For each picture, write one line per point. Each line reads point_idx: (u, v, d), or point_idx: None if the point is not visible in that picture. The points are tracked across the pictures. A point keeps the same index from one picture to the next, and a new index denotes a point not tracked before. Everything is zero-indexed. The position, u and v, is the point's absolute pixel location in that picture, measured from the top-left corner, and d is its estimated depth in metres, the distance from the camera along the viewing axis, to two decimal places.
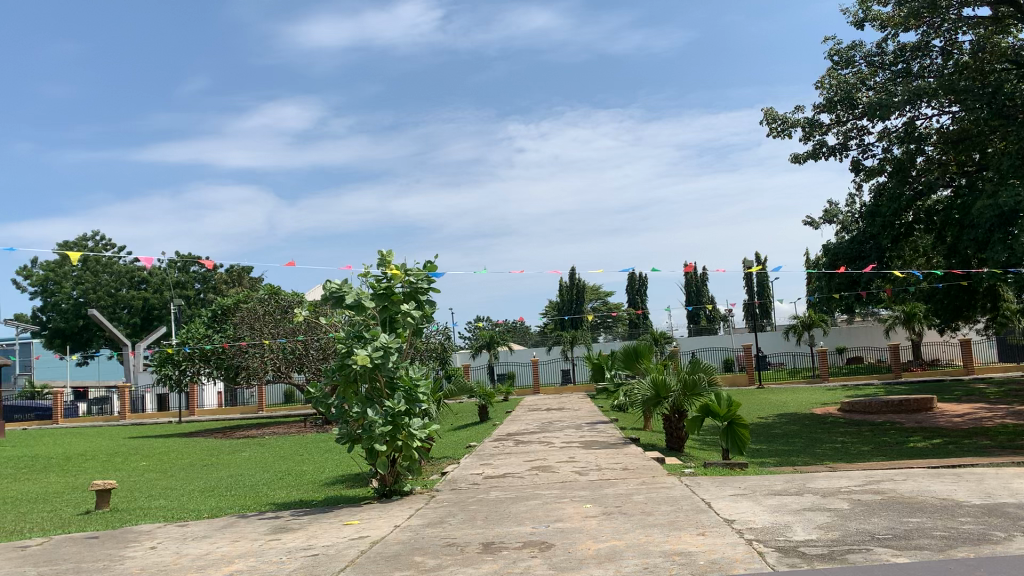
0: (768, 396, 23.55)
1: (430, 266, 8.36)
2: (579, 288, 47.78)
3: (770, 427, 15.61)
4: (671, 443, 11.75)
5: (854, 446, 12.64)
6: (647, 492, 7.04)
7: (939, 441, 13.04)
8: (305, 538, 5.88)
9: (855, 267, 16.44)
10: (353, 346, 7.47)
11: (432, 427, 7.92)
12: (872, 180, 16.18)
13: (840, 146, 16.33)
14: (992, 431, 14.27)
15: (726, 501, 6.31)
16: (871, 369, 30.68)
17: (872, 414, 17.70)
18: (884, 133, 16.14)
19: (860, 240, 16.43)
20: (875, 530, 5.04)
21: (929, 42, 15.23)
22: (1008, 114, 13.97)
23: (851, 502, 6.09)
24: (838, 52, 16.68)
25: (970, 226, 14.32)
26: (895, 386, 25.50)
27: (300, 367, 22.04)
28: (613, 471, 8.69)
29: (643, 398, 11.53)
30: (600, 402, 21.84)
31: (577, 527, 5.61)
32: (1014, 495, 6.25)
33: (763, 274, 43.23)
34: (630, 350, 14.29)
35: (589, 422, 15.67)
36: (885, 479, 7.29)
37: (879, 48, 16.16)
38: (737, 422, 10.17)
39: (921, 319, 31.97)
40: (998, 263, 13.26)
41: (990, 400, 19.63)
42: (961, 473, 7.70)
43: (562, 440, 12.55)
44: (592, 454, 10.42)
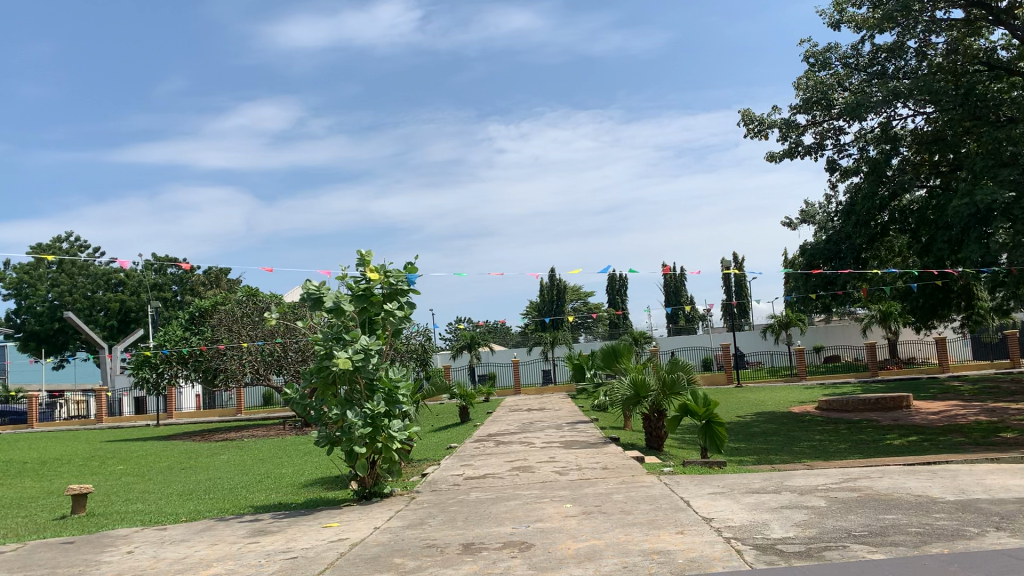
0: (747, 395, 23.72)
1: (409, 267, 8.35)
2: (560, 288, 47.88)
3: (749, 426, 15.72)
4: (651, 442, 11.80)
5: (831, 444, 12.76)
6: (627, 491, 7.07)
7: (915, 439, 13.19)
8: (284, 541, 5.86)
9: (832, 267, 16.58)
10: (333, 348, 7.43)
11: (412, 429, 7.91)
12: (848, 180, 16.33)
13: (816, 146, 16.47)
14: (967, 428, 14.45)
15: (704, 499, 6.35)
16: (848, 367, 30.97)
17: (849, 412, 17.88)
18: (859, 134, 16.30)
19: (836, 240, 16.59)
20: (852, 527, 5.09)
21: (904, 44, 15.40)
22: (982, 115, 14.17)
23: (828, 499, 6.15)
24: (814, 53, 16.82)
25: (944, 225, 14.50)
26: (872, 385, 25.74)
27: (279, 369, 21.97)
28: (593, 470, 8.72)
29: (623, 397, 11.56)
30: (580, 402, 21.90)
31: (556, 527, 5.62)
32: (988, 491, 6.34)
33: (742, 273, 43.53)
34: (609, 349, 14.35)
35: (570, 422, 15.71)
36: (862, 477, 7.36)
37: (854, 50, 16.31)
38: (715, 421, 10.23)
39: (897, 318, 32.31)
40: (973, 263, 13.43)
41: (965, 397, 19.87)
42: (936, 470, 7.79)
43: (542, 440, 12.57)
44: (572, 454, 10.45)
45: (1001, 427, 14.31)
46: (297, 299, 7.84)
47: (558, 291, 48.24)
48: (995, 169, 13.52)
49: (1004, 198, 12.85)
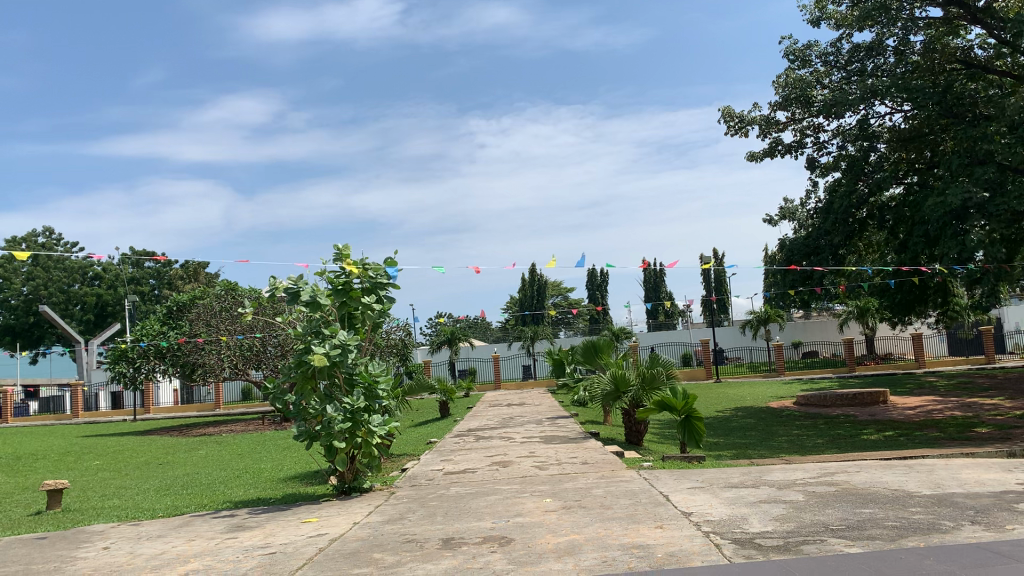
0: (726, 390, 23.87)
1: (389, 262, 8.31)
2: (541, 283, 47.94)
3: (728, 420, 15.81)
4: (631, 438, 11.82)
5: (809, 439, 12.88)
6: (606, 486, 7.09)
7: (891, 433, 13.33)
8: (263, 536, 5.82)
9: (810, 263, 16.68)
10: (312, 343, 7.39)
11: (392, 424, 7.88)
12: (827, 177, 16.44)
13: (795, 143, 16.57)
14: (943, 423, 14.63)
15: (683, 494, 6.38)
16: (825, 363, 31.24)
17: (827, 407, 18.05)
18: (838, 131, 16.41)
19: (815, 236, 16.71)
20: (830, 522, 5.12)
21: (882, 42, 15.51)
22: (958, 113, 14.33)
23: (805, 494, 6.19)
24: (794, 50, 16.91)
25: (921, 222, 14.66)
26: (848, 380, 26.00)
27: (258, 363, 21.87)
28: (573, 465, 8.74)
29: (602, 392, 11.59)
30: (561, 397, 21.95)
31: (536, 521, 5.62)
32: (963, 486, 6.41)
33: (721, 269, 43.83)
34: (590, 345, 14.38)
35: (550, 418, 15.73)
36: (839, 471, 7.42)
37: (834, 48, 16.41)
38: (694, 415, 10.30)
39: (875, 314, 32.62)
40: (949, 259, 13.59)
41: (941, 393, 20.10)
42: (911, 465, 7.87)
43: (521, 435, 12.57)
44: (552, 449, 10.46)
45: (975, 422, 14.50)
46: (275, 293, 7.78)
47: (538, 286, 48.26)
48: (971, 167, 13.67)
49: (980, 195, 13.00)
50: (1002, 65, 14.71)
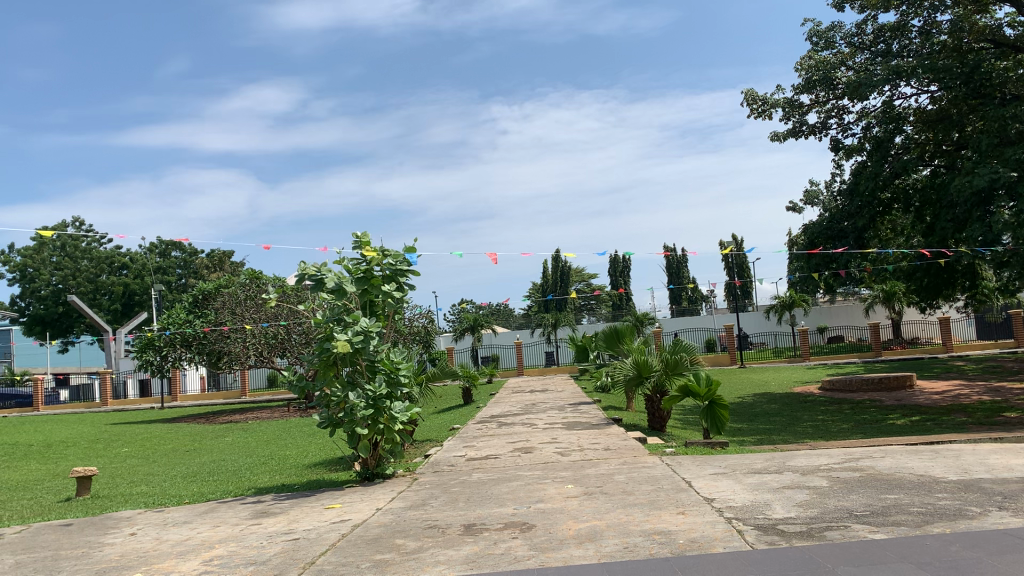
0: (750, 376, 23.78)
1: (409, 249, 8.30)
2: (563, 269, 47.86)
3: (752, 406, 15.73)
4: (654, 424, 11.75)
5: (834, 424, 12.78)
6: (628, 472, 7.08)
7: (919, 419, 13.20)
8: (286, 522, 5.86)
9: (832, 246, 16.51)
10: (334, 330, 7.43)
11: (414, 410, 7.89)
12: (852, 159, 16.22)
13: (819, 125, 16.35)
14: (971, 408, 14.46)
15: (706, 479, 6.36)
16: (852, 348, 30.92)
17: (852, 392, 17.90)
18: (863, 113, 16.19)
19: (839, 220, 16.51)
20: (854, 508, 5.08)
21: (908, 22, 15.23)
22: (986, 93, 14.04)
23: (829, 479, 6.14)
24: (818, 33, 16.67)
25: (948, 205, 14.42)
26: (874, 365, 25.83)
27: (283, 351, 22.00)
28: (595, 451, 8.74)
29: (625, 377, 11.60)
30: (584, 383, 21.89)
31: (558, 507, 5.61)
32: (990, 471, 6.33)
33: (743, 254, 43.61)
34: (612, 331, 14.35)
35: (573, 404, 15.74)
36: (864, 457, 7.36)
37: (858, 29, 16.15)
38: (718, 402, 10.25)
39: (901, 298, 32.35)
40: (977, 242, 13.36)
41: (968, 377, 19.85)
42: (939, 450, 7.78)
43: (544, 422, 12.57)
44: (575, 435, 10.46)
45: (1004, 407, 14.32)
46: (296, 282, 7.82)
47: (561, 272, 48.19)
48: (1000, 148, 13.39)
49: (1008, 177, 12.75)
50: None
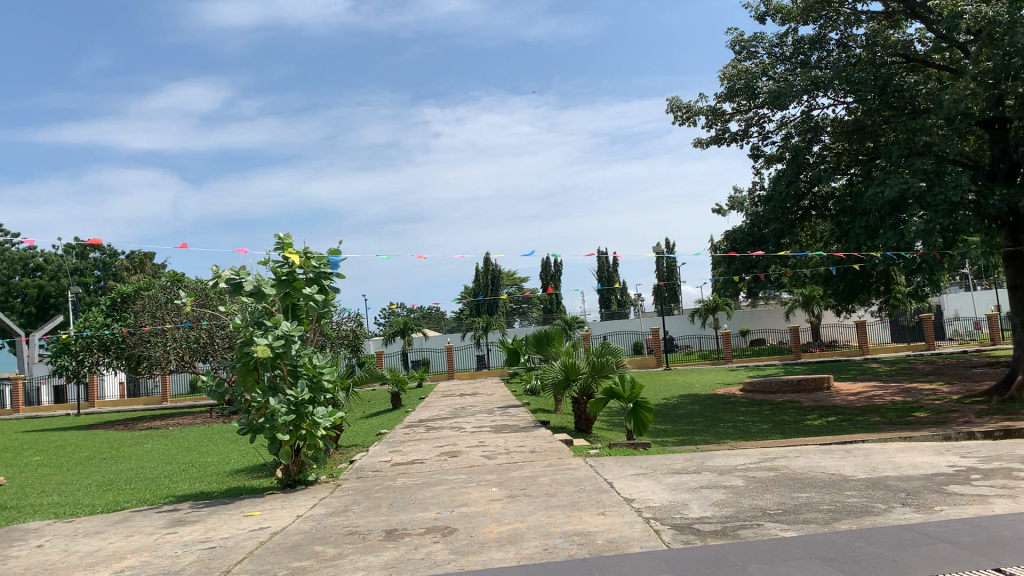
0: (675, 377, 24.23)
1: (333, 252, 8.20)
2: (495, 273, 47.98)
3: (676, 407, 16.04)
4: (580, 426, 11.90)
5: (754, 424, 13.13)
6: (551, 474, 7.14)
7: (834, 419, 13.63)
8: (204, 530, 5.75)
9: (752, 251, 16.96)
10: (254, 334, 7.31)
11: (337, 416, 7.82)
12: (772, 167, 16.69)
13: (741, 133, 16.78)
14: (884, 409, 15.00)
15: (627, 480, 6.46)
16: (773, 350, 31.77)
17: (772, 393, 18.41)
18: (783, 123, 16.67)
19: (758, 226, 16.97)
20: (767, 506, 5.22)
21: (826, 36, 15.74)
22: (899, 106, 14.65)
23: (745, 479, 6.31)
24: (740, 43, 17.08)
25: (862, 213, 14.98)
26: (793, 367, 26.60)
27: (205, 356, 21.49)
28: (520, 454, 8.79)
29: (553, 380, 11.67)
30: (513, 386, 21.99)
31: (481, 511, 5.63)
32: (896, 469, 6.60)
33: (671, 258, 44.44)
34: (541, 334, 14.43)
35: (501, 407, 15.80)
36: (779, 456, 7.58)
37: (779, 40, 16.60)
38: (642, 404, 10.40)
39: (819, 302, 33.39)
40: (889, 249, 13.89)
41: (881, 379, 20.61)
42: (849, 449, 8.06)
43: (472, 425, 12.59)
44: (502, 438, 10.50)
45: (914, 407, 14.91)
46: (216, 284, 7.66)
47: (492, 275, 48.29)
48: (909, 159, 13.97)
49: (917, 187, 13.30)
50: (941, 59, 15.05)
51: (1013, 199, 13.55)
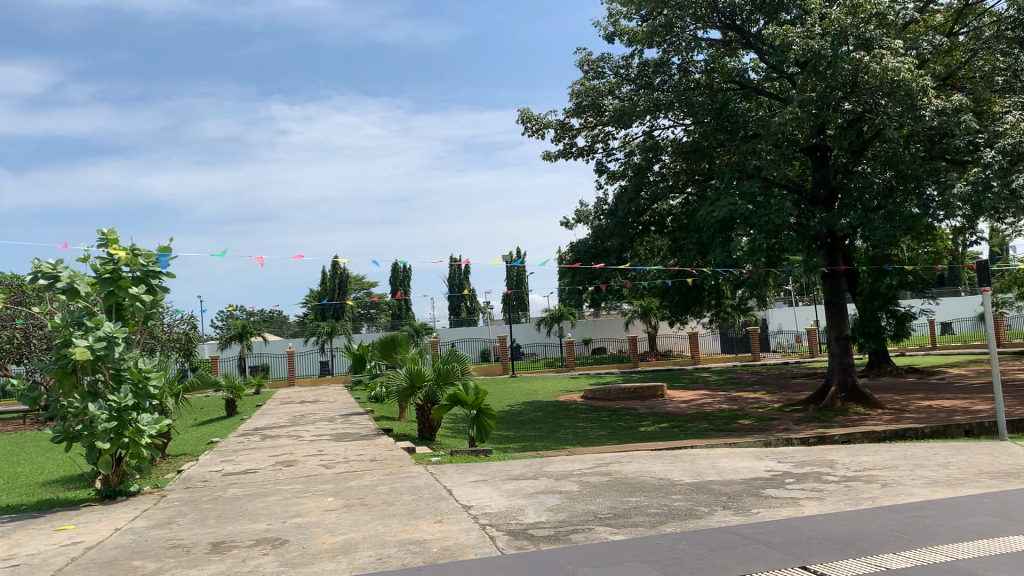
0: (519, 384, 24.62)
1: (164, 249, 7.79)
2: (342, 277, 47.16)
3: (519, 414, 16.27)
4: (423, 433, 11.84)
5: (592, 431, 13.52)
6: (390, 483, 7.06)
7: (667, 425, 14.26)
8: (6, 547, 5.29)
9: (594, 262, 17.48)
10: (73, 335, 6.82)
11: (164, 423, 7.41)
12: (615, 182, 17.28)
13: (587, 148, 17.29)
14: (712, 415, 15.83)
15: (465, 487, 6.48)
16: (613, 359, 32.89)
17: (611, 401, 19.04)
18: (626, 140, 17.30)
19: (600, 239, 17.52)
20: (598, 511, 5.38)
21: (669, 60, 16.48)
22: (732, 130, 15.54)
23: (580, 484, 6.48)
24: (589, 62, 17.61)
25: (696, 229, 15.76)
26: (631, 376, 27.58)
27: (19, 359, 19.89)
28: (360, 462, 8.65)
29: (397, 387, 11.57)
30: (357, 393, 21.64)
31: (315, 521, 5.49)
32: (719, 473, 6.97)
33: (519, 268, 45.18)
34: (387, 340, 14.28)
35: (344, 414, 15.50)
36: (613, 462, 7.83)
37: (625, 62, 17.23)
38: (484, 411, 10.48)
39: (657, 313, 34.89)
40: (719, 265, 14.68)
41: (712, 387, 21.75)
42: (678, 454, 8.44)
43: (312, 433, 12.27)
44: (342, 446, 10.29)
45: (739, 414, 15.82)
46: (29, 280, 7.09)
47: (339, 280, 47.43)
48: (740, 181, 14.83)
49: (745, 208, 14.12)
50: (772, 88, 16.07)
51: (830, 222, 14.65)
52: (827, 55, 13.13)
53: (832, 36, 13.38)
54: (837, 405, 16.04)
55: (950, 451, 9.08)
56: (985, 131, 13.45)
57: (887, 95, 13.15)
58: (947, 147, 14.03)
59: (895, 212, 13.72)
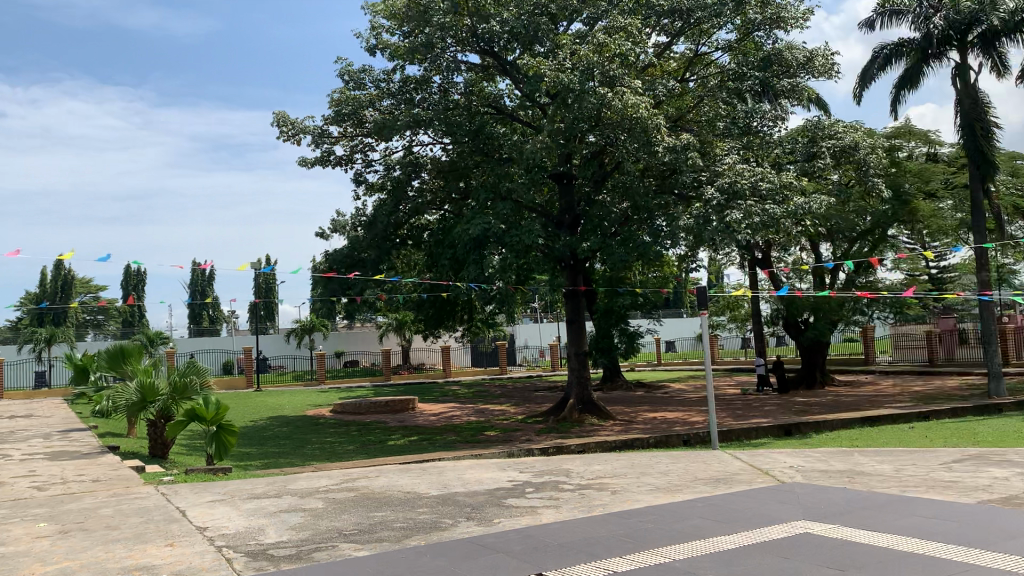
0: (265, 398, 23.69)
1: None
2: (67, 279, 42.89)
3: (263, 429, 15.64)
4: (155, 451, 11.03)
5: (340, 445, 13.30)
6: (115, 505, 6.50)
7: (415, 439, 14.36)
8: None
9: (349, 273, 17.28)
10: None
11: None
12: (373, 194, 17.21)
13: (346, 157, 17.09)
14: (460, 428, 16.17)
15: (201, 508, 6.11)
16: (365, 372, 32.63)
17: (360, 414, 18.85)
18: (385, 153, 17.31)
19: (355, 250, 17.36)
20: (343, 527, 5.30)
21: (429, 78, 16.72)
22: (487, 151, 16.06)
23: (324, 501, 6.35)
24: (350, 72, 17.45)
25: (451, 245, 16.08)
26: (382, 389, 27.53)
27: None
28: (80, 484, 7.88)
29: (127, 403, 10.68)
30: (78, 408, 19.72)
31: (22, 550, 4.92)
32: (464, 486, 7.13)
33: (269, 276, 43.61)
34: (117, 349, 13.16)
35: (62, 430, 14.04)
36: (360, 477, 7.76)
37: (386, 75, 17.26)
38: (225, 427, 9.96)
39: (410, 327, 35.13)
40: (471, 281, 15.07)
41: (460, 401, 22.23)
42: (425, 468, 8.53)
43: (22, 452, 11.00)
44: (59, 466, 9.32)
45: (485, 427, 16.30)
46: None
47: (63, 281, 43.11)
48: (493, 201, 15.33)
49: (497, 227, 14.61)
50: (525, 115, 16.81)
51: (574, 245, 15.54)
52: (575, 88, 13.95)
53: (580, 72, 14.23)
54: (574, 417, 16.94)
55: (671, 459, 9.95)
56: (707, 170, 14.96)
57: (627, 131, 14.20)
58: (675, 183, 15.41)
59: (631, 239, 14.86)
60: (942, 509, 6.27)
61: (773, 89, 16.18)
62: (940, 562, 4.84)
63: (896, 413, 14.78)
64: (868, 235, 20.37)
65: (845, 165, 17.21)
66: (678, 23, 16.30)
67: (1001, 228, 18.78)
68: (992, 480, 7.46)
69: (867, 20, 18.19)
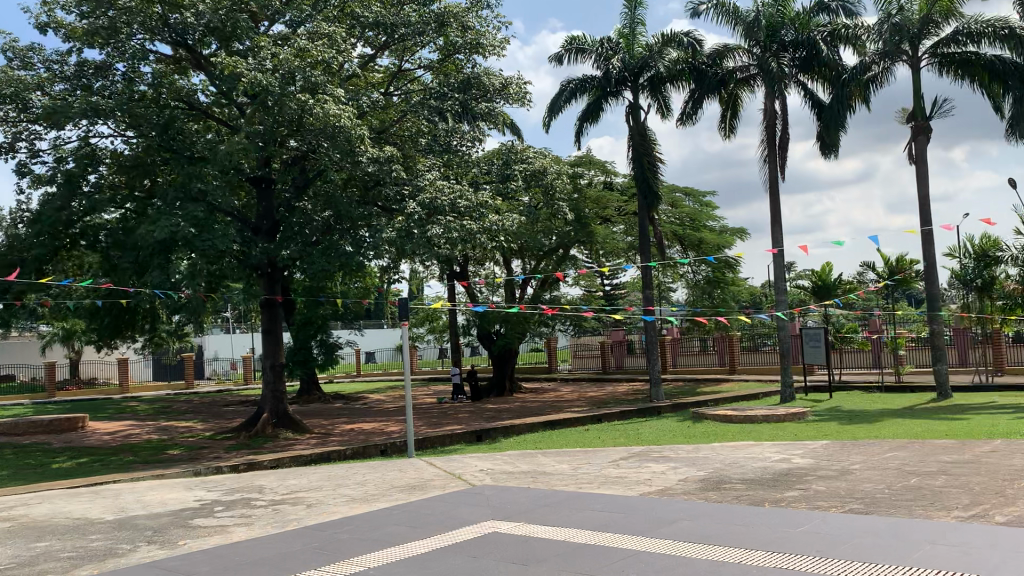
0: None
1: None
2: None
3: None
4: None
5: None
6: None
7: (86, 460, 13.02)
8: None
9: (6, 276, 15.26)
10: None
11: None
12: (39, 188, 15.36)
13: (7, 144, 15.10)
14: (138, 447, 14.93)
15: None
16: (24, 388, 28.94)
17: (17, 436, 16.69)
18: (55, 143, 15.55)
19: (15, 249, 15.37)
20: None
21: (112, 65, 15.31)
22: (177, 149, 15.04)
23: None
24: (14, 49, 15.47)
25: (132, 248, 14.84)
26: (45, 406, 24.63)
27: None
28: None
29: None
30: None
31: None
32: (145, 508, 6.62)
33: None
34: None
35: None
36: (19, 505, 6.90)
37: (59, 57, 15.53)
38: None
39: (81, 337, 31.77)
40: (156, 287, 14.01)
41: (140, 417, 20.52)
42: (98, 491, 7.79)
43: None
44: None
45: (168, 445, 15.22)
46: None
47: None
48: (183, 203, 14.37)
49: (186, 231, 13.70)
50: (220, 113, 15.99)
51: (271, 252, 15.06)
52: (275, 91, 13.57)
53: (279, 75, 13.86)
54: (268, 431, 16.43)
55: (368, 469, 10.00)
56: (408, 184, 15.29)
57: (328, 139, 14.06)
58: (377, 195, 15.53)
59: (330, 248, 14.72)
60: (611, 502, 6.93)
61: (472, 110, 16.94)
62: (610, 550, 5.35)
63: (575, 417, 16.08)
64: (554, 252, 21.98)
65: (535, 188, 18.06)
66: (382, 36, 16.46)
67: (662, 251, 21.19)
68: (653, 474, 8.39)
69: (556, 53, 19.71)
